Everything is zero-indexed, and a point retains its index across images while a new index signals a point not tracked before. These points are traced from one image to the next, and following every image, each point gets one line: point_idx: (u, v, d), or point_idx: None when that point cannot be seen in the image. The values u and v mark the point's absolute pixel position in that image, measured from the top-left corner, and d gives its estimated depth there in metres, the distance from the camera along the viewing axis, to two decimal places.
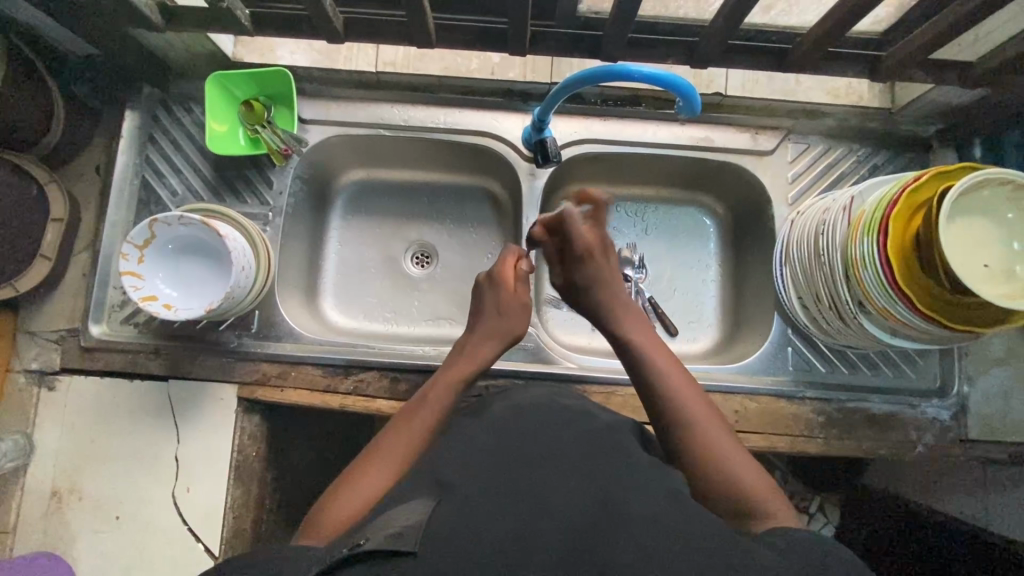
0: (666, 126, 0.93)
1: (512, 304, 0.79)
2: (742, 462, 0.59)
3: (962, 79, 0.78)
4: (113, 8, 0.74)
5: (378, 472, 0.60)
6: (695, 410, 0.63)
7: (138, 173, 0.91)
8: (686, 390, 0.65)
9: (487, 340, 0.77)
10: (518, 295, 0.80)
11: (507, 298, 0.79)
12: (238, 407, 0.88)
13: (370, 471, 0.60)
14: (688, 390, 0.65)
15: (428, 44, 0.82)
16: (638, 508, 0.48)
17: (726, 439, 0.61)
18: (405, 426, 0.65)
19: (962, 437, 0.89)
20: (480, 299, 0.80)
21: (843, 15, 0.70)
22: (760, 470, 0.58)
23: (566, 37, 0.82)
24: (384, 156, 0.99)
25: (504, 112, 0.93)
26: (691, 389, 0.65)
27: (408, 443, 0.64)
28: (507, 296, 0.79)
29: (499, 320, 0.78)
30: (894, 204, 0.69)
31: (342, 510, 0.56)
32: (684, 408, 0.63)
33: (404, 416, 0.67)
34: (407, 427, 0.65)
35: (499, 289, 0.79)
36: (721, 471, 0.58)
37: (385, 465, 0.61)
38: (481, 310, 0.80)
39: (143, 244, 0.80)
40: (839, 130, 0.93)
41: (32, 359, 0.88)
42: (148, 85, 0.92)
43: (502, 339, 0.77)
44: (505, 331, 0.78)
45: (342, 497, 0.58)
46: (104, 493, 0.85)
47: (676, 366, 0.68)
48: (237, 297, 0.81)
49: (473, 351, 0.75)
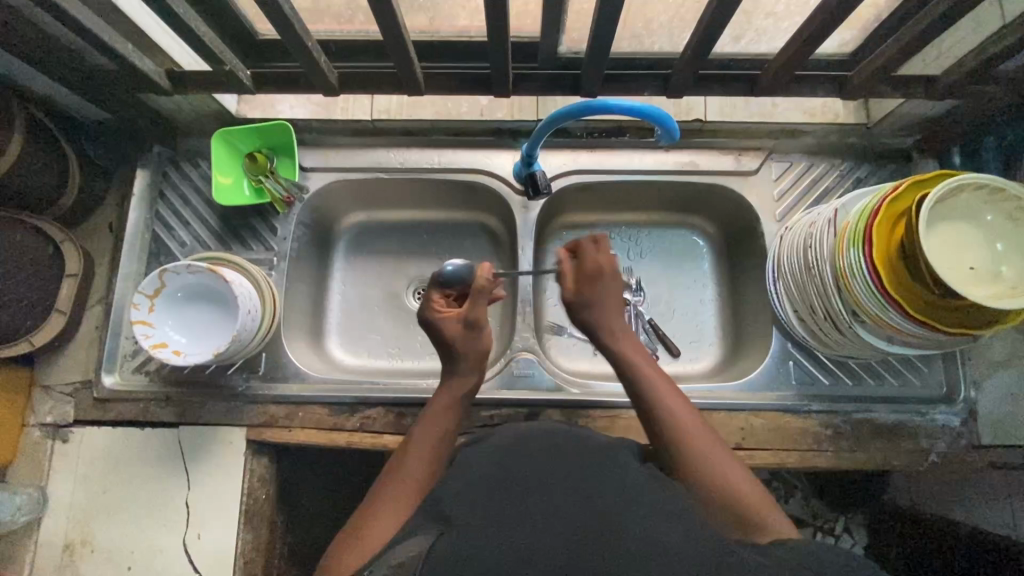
0: (651, 154, 0.97)
1: (460, 327, 0.74)
2: (729, 468, 0.61)
3: (929, 92, 0.81)
4: (123, 76, 0.80)
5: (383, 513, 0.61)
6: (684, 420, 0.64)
7: (149, 227, 0.95)
8: (669, 393, 0.67)
9: (463, 375, 0.74)
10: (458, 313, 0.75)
11: (456, 325, 0.74)
12: (247, 449, 0.88)
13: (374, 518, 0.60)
14: (677, 401, 0.66)
15: (418, 91, 0.87)
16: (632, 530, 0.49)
17: (729, 466, 0.61)
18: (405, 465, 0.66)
19: (975, 444, 0.88)
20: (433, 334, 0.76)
21: (807, 40, 0.74)
22: (761, 489, 0.60)
23: (548, 76, 0.87)
24: (383, 198, 1.03)
25: (495, 150, 0.97)
26: (679, 400, 0.67)
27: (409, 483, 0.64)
28: (444, 321, 0.75)
29: (460, 347, 0.73)
30: (875, 214, 0.71)
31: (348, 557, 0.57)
32: (671, 415, 0.65)
33: (396, 464, 0.67)
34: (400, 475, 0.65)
35: (442, 321, 0.75)
36: (703, 477, 0.60)
37: (390, 506, 0.61)
38: (438, 343, 0.75)
39: (154, 293, 0.84)
40: (819, 147, 0.97)
41: (46, 413, 0.90)
42: (158, 145, 0.97)
43: (479, 364, 0.74)
44: (471, 351, 0.73)
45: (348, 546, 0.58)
46: (117, 544, 0.86)
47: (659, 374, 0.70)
48: (243, 340, 0.84)
49: (451, 389, 0.73)
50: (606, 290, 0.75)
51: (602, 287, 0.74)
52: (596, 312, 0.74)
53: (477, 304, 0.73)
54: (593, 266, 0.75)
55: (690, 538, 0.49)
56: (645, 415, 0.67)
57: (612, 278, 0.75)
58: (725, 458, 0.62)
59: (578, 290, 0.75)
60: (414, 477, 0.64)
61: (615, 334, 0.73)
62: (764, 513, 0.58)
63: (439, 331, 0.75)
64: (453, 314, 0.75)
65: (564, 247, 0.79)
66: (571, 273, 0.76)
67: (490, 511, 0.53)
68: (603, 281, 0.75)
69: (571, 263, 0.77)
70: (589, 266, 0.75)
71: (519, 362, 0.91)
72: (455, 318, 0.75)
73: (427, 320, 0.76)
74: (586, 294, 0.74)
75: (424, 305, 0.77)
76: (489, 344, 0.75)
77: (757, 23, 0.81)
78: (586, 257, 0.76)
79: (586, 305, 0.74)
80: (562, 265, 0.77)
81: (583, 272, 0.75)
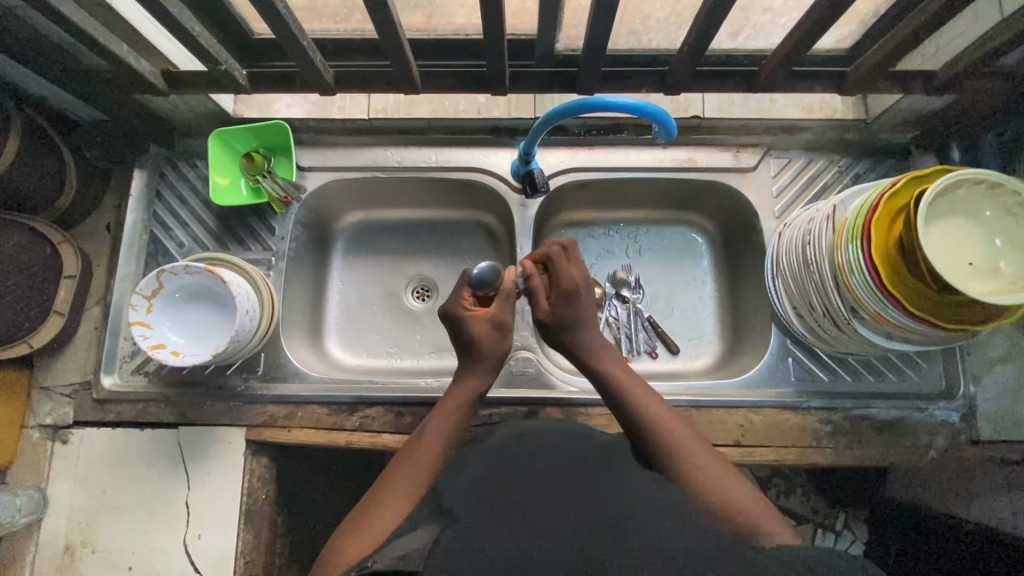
0: (649, 151, 0.96)
1: (489, 328, 0.73)
2: (721, 475, 0.60)
3: (927, 87, 0.81)
4: (119, 76, 0.80)
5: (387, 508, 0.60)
6: (672, 430, 0.64)
7: (146, 228, 0.95)
8: (655, 403, 0.67)
9: (480, 373, 0.73)
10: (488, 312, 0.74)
11: (483, 323, 0.73)
12: (246, 449, 0.89)
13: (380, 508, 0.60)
14: (662, 410, 0.66)
15: (414, 90, 0.86)
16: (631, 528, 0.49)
17: (720, 473, 0.60)
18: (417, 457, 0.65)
19: (974, 440, 0.89)
20: (455, 330, 0.75)
21: (804, 36, 0.73)
22: (755, 495, 0.59)
23: (545, 74, 0.87)
24: (380, 198, 1.02)
25: (492, 148, 0.97)
26: (665, 409, 0.66)
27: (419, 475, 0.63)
28: (474, 318, 0.74)
29: (482, 347, 0.73)
30: (874, 210, 0.71)
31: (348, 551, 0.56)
32: (659, 425, 0.64)
33: (404, 457, 0.65)
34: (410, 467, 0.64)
35: (469, 320, 0.74)
36: (695, 482, 0.59)
37: (395, 501, 0.61)
38: (461, 340, 0.74)
39: (152, 294, 0.84)
40: (818, 143, 0.97)
41: (46, 415, 0.90)
42: (155, 145, 0.97)
43: (496, 365, 0.74)
44: (494, 354, 0.73)
45: (349, 540, 0.57)
46: (117, 544, 0.86)
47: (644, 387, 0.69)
48: (241, 341, 0.84)
49: (462, 386, 0.72)
50: (584, 307, 0.74)
51: (577, 305, 0.74)
52: (581, 330, 0.73)
53: (506, 305, 0.74)
54: (570, 282, 0.74)
55: (691, 539, 0.49)
56: (631, 426, 0.66)
57: (588, 292, 0.75)
58: (716, 465, 0.61)
59: (554, 312, 0.74)
60: (425, 469, 0.64)
61: (600, 351, 0.73)
62: (761, 516, 0.56)
63: (464, 329, 0.74)
64: (482, 313, 0.74)
65: (525, 259, 0.78)
66: (541, 291, 0.76)
67: (488, 510, 0.53)
68: (579, 298, 0.74)
69: (540, 278, 0.77)
70: (566, 281, 0.74)
71: (518, 360, 0.91)
72: (484, 319, 0.74)
73: (451, 317, 0.74)
74: (564, 311, 0.74)
75: (451, 302, 0.76)
76: (509, 348, 0.75)
77: (755, 19, 0.81)
78: (562, 272, 0.75)
79: (567, 325, 0.73)
80: (533, 281, 0.76)
81: (558, 287, 0.75)
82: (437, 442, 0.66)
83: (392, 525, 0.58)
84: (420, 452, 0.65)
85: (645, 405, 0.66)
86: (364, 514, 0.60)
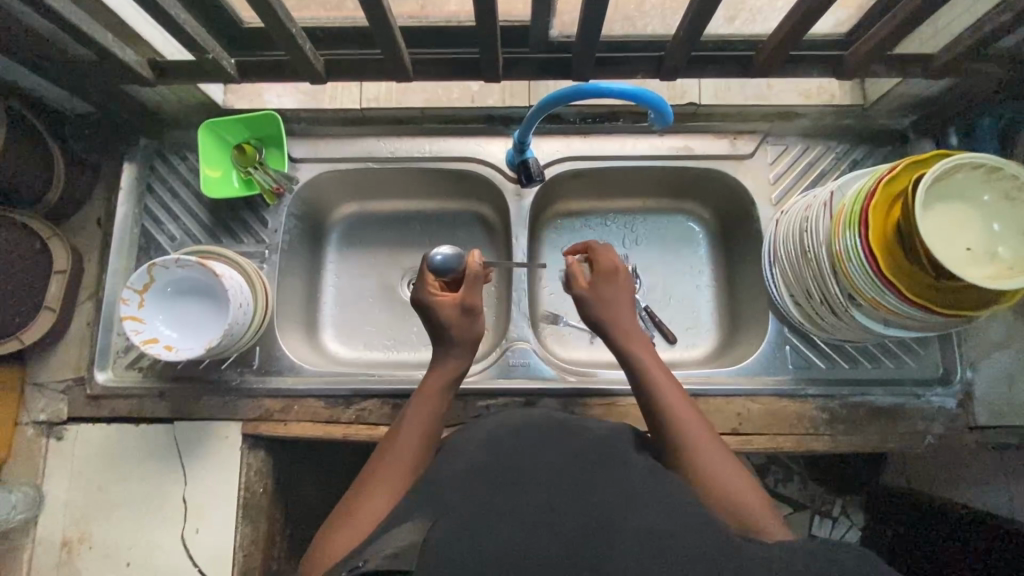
0: (645, 139, 0.96)
1: (457, 313, 0.73)
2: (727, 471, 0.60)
3: (926, 70, 0.80)
4: (106, 66, 0.78)
5: (373, 497, 0.60)
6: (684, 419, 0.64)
7: (137, 221, 0.94)
8: (670, 391, 0.67)
9: (458, 356, 0.73)
10: (456, 298, 0.74)
11: (451, 312, 0.73)
12: (243, 443, 0.88)
13: (365, 500, 0.60)
14: (676, 399, 0.66)
15: (406, 78, 0.85)
16: (632, 523, 0.49)
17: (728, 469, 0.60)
18: (396, 448, 0.65)
19: (971, 425, 0.88)
20: (427, 316, 0.74)
21: (800, 20, 0.72)
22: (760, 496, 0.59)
23: (538, 61, 0.85)
24: (374, 189, 1.02)
25: (486, 138, 0.96)
26: (679, 399, 0.66)
27: (398, 465, 0.64)
28: (444, 305, 0.73)
29: (455, 332, 0.73)
30: (871, 196, 0.70)
31: (334, 544, 0.57)
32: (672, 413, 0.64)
33: (386, 447, 0.66)
34: (390, 457, 0.65)
35: (438, 307, 0.73)
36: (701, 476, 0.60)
37: (382, 493, 0.61)
38: (432, 326, 0.73)
39: (142, 288, 0.83)
40: (815, 129, 0.96)
41: (40, 411, 0.90)
42: (144, 137, 0.96)
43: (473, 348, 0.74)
44: (466, 337, 0.73)
45: (334, 534, 0.58)
46: (115, 540, 0.86)
47: (662, 372, 0.69)
48: (235, 335, 0.83)
49: (442, 370, 0.72)
50: (619, 288, 0.76)
51: (614, 285, 0.76)
52: (614, 306, 0.74)
53: (475, 289, 0.74)
54: (608, 262, 0.77)
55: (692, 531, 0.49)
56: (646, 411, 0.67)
57: (625, 278, 0.77)
58: (726, 462, 0.61)
59: (593, 288, 0.76)
60: (404, 460, 0.64)
61: (628, 332, 0.73)
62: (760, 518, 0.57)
63: (434, 315, 0.73)
64: (451, 298, 0.74)
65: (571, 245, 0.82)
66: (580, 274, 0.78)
67: (486, 503, 0.52)
68: (616, 279, 0.76)
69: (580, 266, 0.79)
70: (604, 262, 0.77)
71: (515, 352, 0.91)
72: (452, 304, 0.74)
73: (421, 303, 0.74)
74: (603, 288, 0.75)
75: (418, 289, 0.74)
76: (483, 330, 0.75)
77: None
78: (601, 255, 0.78)
79: (601, 297, 0.75)
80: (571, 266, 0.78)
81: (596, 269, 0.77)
82: (416, 431, 0.67)
83: (379, 513, 0.59)
84: (401, 442, 0.66)
85: (661, 392, 0.67)
86: (350, 507, 0.61)
